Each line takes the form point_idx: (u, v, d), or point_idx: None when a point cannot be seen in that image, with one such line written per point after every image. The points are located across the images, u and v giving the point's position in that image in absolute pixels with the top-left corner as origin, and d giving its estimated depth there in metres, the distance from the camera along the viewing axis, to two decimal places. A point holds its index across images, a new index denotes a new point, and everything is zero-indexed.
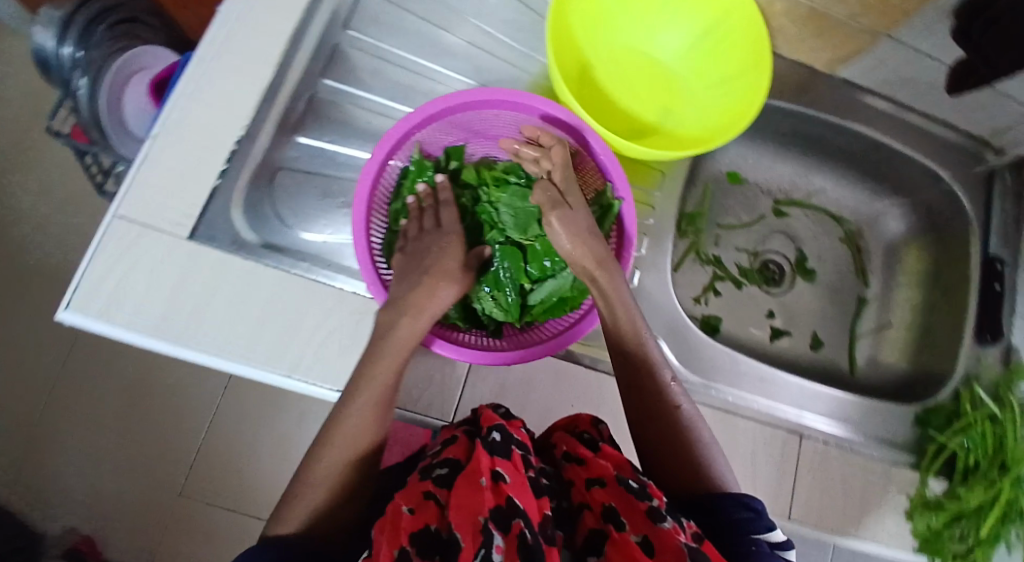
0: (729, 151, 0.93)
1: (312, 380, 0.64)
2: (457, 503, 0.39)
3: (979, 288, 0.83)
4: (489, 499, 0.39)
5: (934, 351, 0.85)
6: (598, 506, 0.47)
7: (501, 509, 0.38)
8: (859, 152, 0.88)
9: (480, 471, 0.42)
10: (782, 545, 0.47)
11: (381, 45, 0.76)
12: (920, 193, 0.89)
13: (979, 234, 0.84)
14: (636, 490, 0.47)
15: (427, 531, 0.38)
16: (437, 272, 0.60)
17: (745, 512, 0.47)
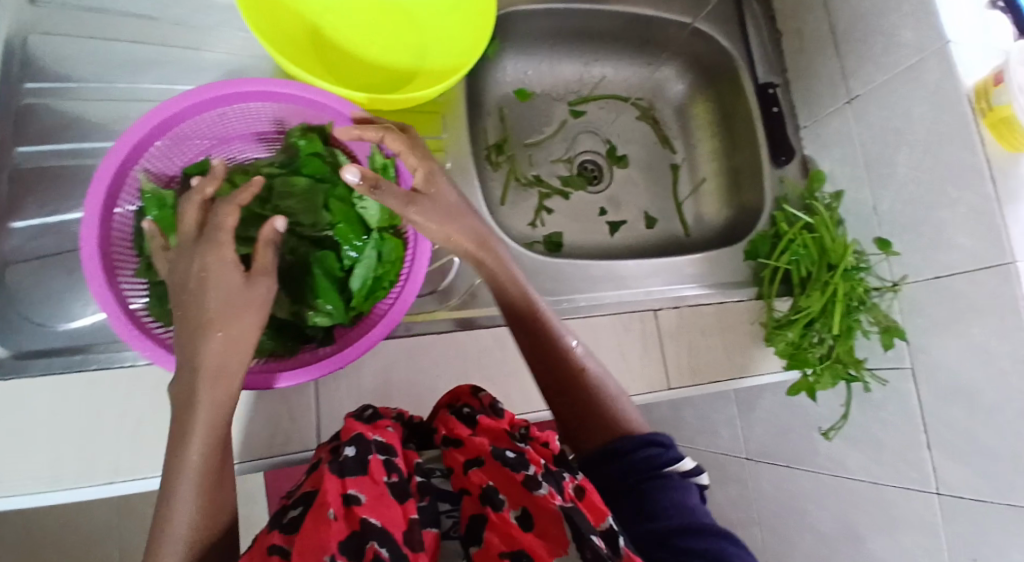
0: (508, 68, 0.89)
1: (142, 475, 0.53)
2: (299, 550, 0.33)
3: (762, 116, 0.88)
4: (338, 532, 0.34)
5: (746, 188, 0.90)
6: (477, 490, 0.41)
7: (356, 535, 0.34)
8: (624, 26, 0.88)
9: (326, 500, 0.35)
10: (693, 472, 0.48)
11: (74, 83, 0.65)
12: (687, 48, 0.92)
13: (745, 66, 0.88)
14: (513, 461, 0.42)
15: None
16: (215, 317, 0.44)
17: (654, 449, 0.47)
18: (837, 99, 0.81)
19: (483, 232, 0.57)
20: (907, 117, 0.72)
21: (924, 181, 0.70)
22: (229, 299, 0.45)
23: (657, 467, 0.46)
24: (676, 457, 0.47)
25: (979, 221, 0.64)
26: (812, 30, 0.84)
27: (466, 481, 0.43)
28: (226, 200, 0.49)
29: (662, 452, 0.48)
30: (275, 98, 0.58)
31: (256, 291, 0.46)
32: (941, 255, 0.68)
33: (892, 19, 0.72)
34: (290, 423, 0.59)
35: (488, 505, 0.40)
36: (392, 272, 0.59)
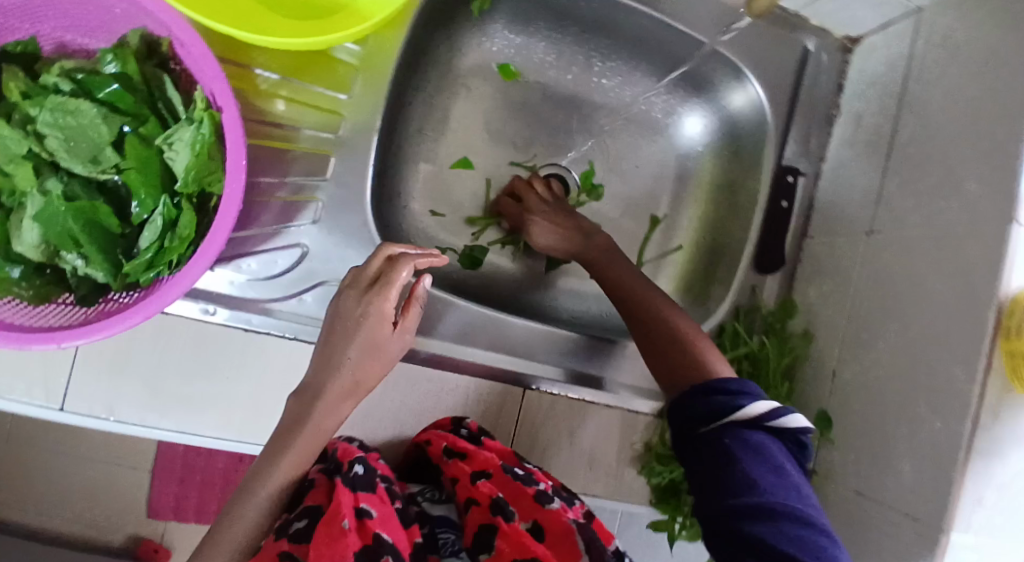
0: (497, 38, 0.72)
1: None
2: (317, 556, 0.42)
3: (766, 206, 0.70)
4: (353, 543, 0.42)
5: (712, 279, 0.73)
6: (486, 500, 0.52)
7: (370, 547, 0.43)
8: (651, 35, 0.69)
9: (341, 511, 0.44)
10: (772, 417, 0.45)
11: None
12: (721, 87, 0.72)
13: (775, 139, 0.70)
14: (523, 478, 0.54)
15: None
16: (365, 352, 0.46)
17: (721, 397, 0.45)
18: (859, 224, 0.63)
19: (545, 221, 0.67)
20: (920, 289, 0.54)
21: (899, 379, 0.54)
22: (364, 350, 0.46)
23: (726, 417, 0.45)
24: (750, 400, 0.45)
25: (932, 461, 0.49)
26: (873, 126, 0.64)
27: (472, 492, 0.53)
28: (397, 261, 0.48)
29: (729, 399, 0.45)
30: None
31: (395, 350, 0.47)
32: (878, 474, 0.54)
33: (962, 157, 0.53)
34: (43, 371, 0.52)
35: (500, 515, 0.50)
36: (179, 249, 0.48)
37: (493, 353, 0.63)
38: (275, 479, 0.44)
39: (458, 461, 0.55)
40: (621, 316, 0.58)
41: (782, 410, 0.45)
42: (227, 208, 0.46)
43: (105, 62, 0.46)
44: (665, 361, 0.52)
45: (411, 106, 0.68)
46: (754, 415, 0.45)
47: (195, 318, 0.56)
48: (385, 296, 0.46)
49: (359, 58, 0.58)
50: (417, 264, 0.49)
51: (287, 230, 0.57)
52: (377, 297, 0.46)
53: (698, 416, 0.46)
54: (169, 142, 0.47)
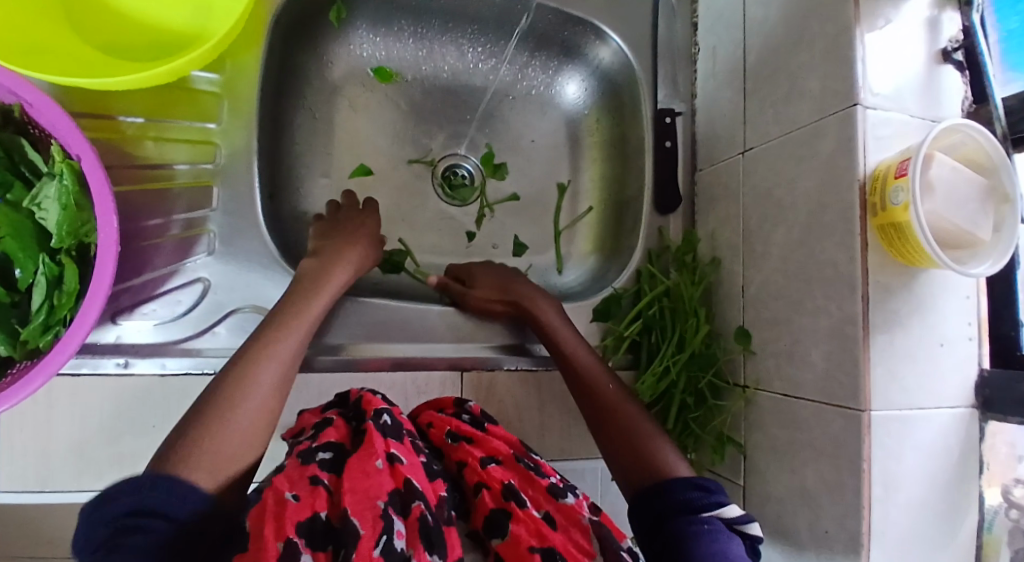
0: (365, 44, 0.74)
1: None
2: (351, 487, 0.42)
3: (652, 149, 0.73)
4: (389, 483, 0.42)
5: (621, 231, 0.76)
6: (499, 485, 0.48)
7: (399, 493, 0.42)
8: (509, 11, 0.72)
9: (375, 452, 0.44)
10: (739, 521, 0.44)
11: None
12: (588, 47, 0.75)
13: (647, 85, 0.73)
14: (536, 468, 0.51)
15: (316, 520, 0.40)
16: (355, 250, 0.62)
17: (693, 491, 0.45)
18: (735, 146, 0.66)
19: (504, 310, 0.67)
20: (793, 190, 0.57)
21: (794, 277, 0.57)
22: (356, 251, 0.62)
23: (699, 509, 0.44)
24: (721, 502, 0.45)
25: (836, 342, 0.51)
26: (727, 54, 0.68)
27: (485, 476, 0.49)
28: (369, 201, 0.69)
29: (703, 495, 0.45)
30: None
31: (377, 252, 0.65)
32: (795, 371, 0.56)
33: (799, 60, 0.57)
34: None
35: (513, 500, 0.46)
36: (68, 304, 0.48)
37: (417, 345, 0.66)
38: (261, 391, 0.46)
39: (468, 445, 0.53)
40: (584, 414, 0.57)
41: (746, 516, 0.45)
42: (104, 250, 0.47)
43: None
44: (621, 461, 0.52)
45: (292, 127, 0.70)
46: (725, 517, 0.44)
47: (111, 374, 0.56)
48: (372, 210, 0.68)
49: (220, 85, 0.59)
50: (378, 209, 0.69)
51: (183, 267, 0.58)
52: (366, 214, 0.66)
53: (666, 511, 0.46)
54: (37, 203, 0.48)
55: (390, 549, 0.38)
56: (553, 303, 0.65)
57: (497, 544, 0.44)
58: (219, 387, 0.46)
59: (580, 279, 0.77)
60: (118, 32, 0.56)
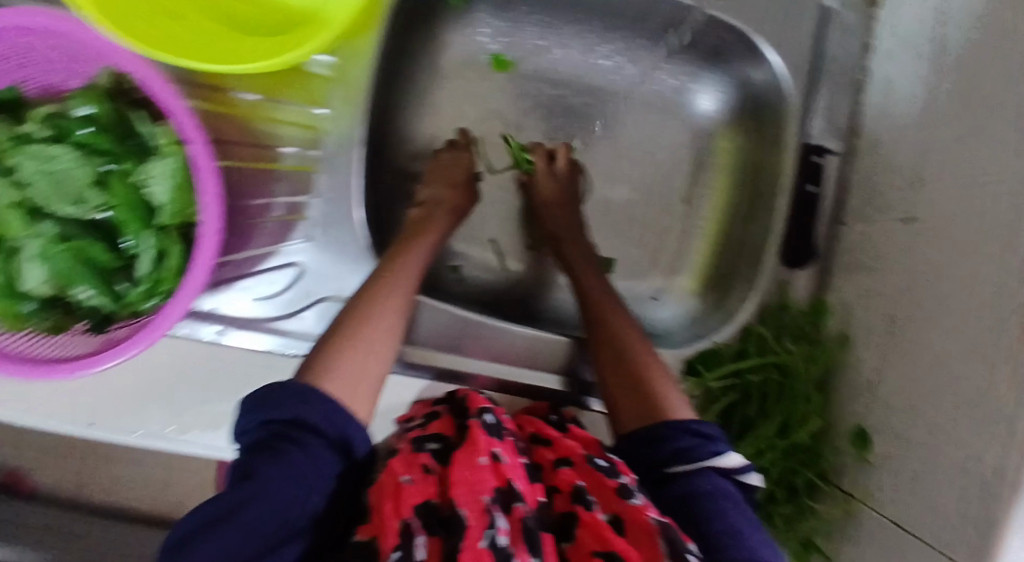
0: (484, 30, 0.69)
1: None
2: (457, 478, 0.42)
3: (791, 190, 0.62)
4: (491, 478, 0.42)
5: (735, 274, 0.67)
6: (568, 488, 0.44)
7: (502, 492, 0.41)
8: (649, 8, 0.63)
9: (478, 448, 0.44)
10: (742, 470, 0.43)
11: None
12: (735, 58, 0.65)
13: (798, 114, 0.62)
14: (606, 469, 0.44)
15: (428, 504, 0.41)
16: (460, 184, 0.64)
17: (686, 441, 0.43)
18: (896, 208, 0.55)
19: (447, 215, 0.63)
20: (962, 285, 0.46)
21: (941, 390, 0.47)
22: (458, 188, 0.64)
23: (690, 460, 0.42)
24: (717, 451, 0.43)
25: (973, 491, 0.42)
26: (910, 92, 0.56)
27: (557, 480, 0.46)
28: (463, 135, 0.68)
29: (701, 444, 0.43)
30: (77, 36, 0.46)
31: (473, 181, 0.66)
32: (913, 501, 0.47)
33: (1000, 127, 0.44)
34: (74, 393, 0.57)
35: (581, 504, 0.41)
36: (171, 278, 0.50)
37: (483, 362, 0.62)
38: (384, 310, 0.52)
39: (543, 448, 0.51)
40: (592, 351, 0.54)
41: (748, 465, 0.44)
42: (205, 237, 0.47)
43: (76, 105, 0.47)
44: (618, 398, 0.49)
45: (399, 111, 0.67)
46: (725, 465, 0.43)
47: (206, 341, 0.58)
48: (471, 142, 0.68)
49: (334, 69, 0.57)
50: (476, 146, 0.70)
51: (281, 250, 0.58)
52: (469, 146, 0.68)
53: (657, 460, 0.44)
54: (146, 176, 0.47)
55: (496, 544, 0.37)
56: (582, 245, 0.63)
57: (564, 550, 0.41)
58: (348, 309, 0.52)
59: (676, 319, 0.70)
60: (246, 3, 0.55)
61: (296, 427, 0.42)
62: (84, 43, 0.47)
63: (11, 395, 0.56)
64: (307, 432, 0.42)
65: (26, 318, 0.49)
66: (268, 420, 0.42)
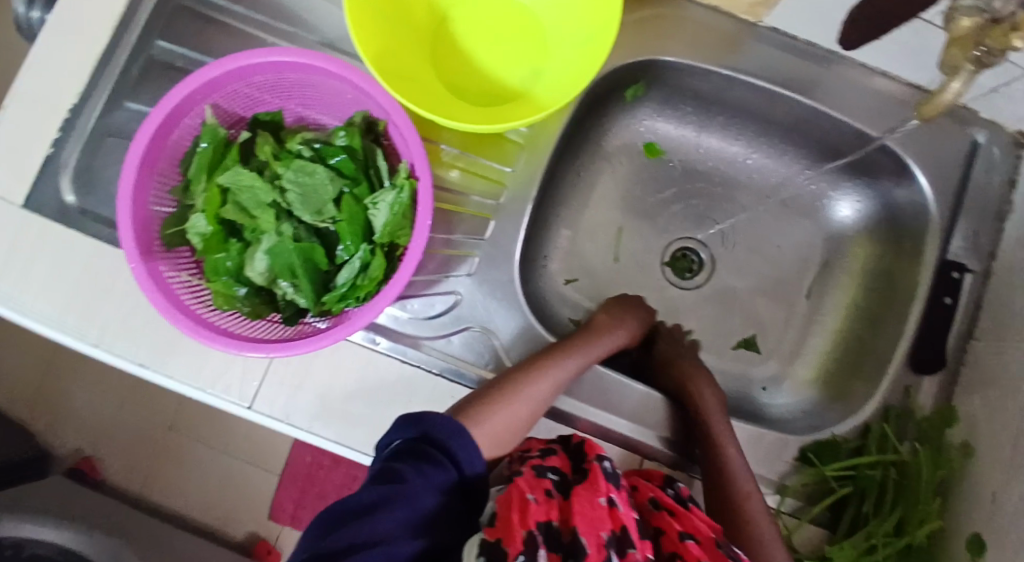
0: (645, 121, 0.78)
1: (119, 355, 0.62)
2: (580, 511, 0.45)
3: (925, 300, 0.66)
4: (609, 520, 0.45)
5: (855, 373, 0.69)
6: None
7: (617, 535, 0.45)
8: (804, 122, 0.70)
9: (601, 488, 0.47)
10: None
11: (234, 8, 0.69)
12: (879, 176, 0.71)
13: (939, 232, 0.66)
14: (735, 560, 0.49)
15: (549, 527, 0.44)
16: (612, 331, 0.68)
17: None
18: None
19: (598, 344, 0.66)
20: None
21: None
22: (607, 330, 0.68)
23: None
24: None
25: None
26: None
27: (680, 548, 0.49)
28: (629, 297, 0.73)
29: None
30: (351, 83, 0.57)
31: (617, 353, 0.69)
32: None
33: None
34: (241, 374, 0.64)
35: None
36: (369, 287, 0.57)
37: (596, 411, 0.65)
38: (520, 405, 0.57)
39: (666, 515, 0.53)
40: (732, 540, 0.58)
41: None
42: (411, 258, 0.54)
43: (338, 136, 0.58)
44: None
45: (562, 180, 0.76)
46: None
47: (362, 344, 0.65)
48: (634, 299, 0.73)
49: (525, 137, 0.68)
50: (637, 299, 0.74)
51: (446, 278, 0.66)
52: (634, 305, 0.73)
53: None
54: (375, 202, 0.57)
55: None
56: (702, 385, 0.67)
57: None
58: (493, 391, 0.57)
59: (789, 407, 0.72)
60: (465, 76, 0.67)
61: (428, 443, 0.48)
62: (352, 88, 0.58)
63: (190, 360, 0.63)
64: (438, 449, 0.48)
65: (236, 298, 0.59)
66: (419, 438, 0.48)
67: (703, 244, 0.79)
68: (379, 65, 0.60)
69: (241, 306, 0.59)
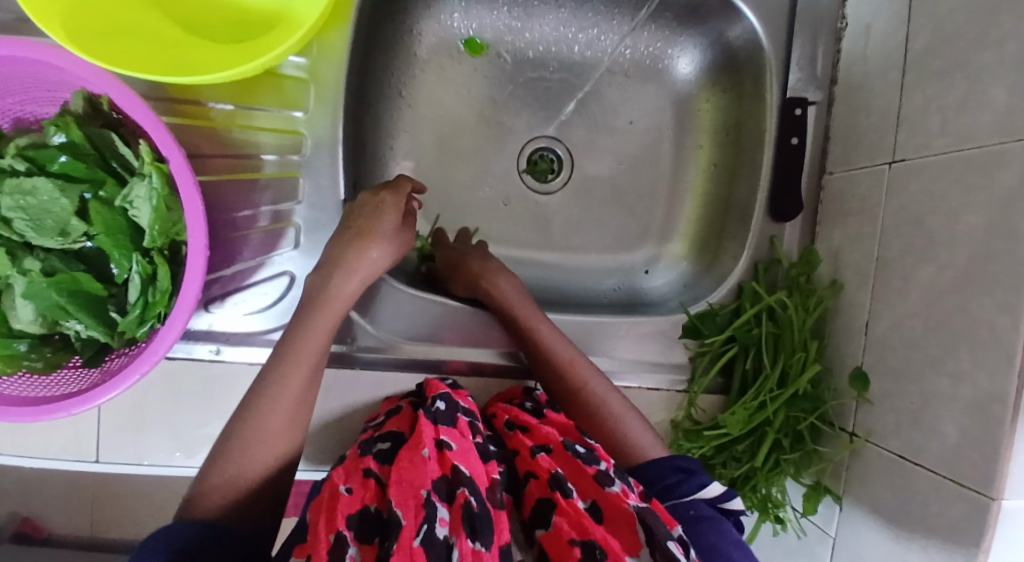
0: (455, 15, 0.68)
1: None
2: (398, 478, 0.42)
3: (774, 146, 0.63)
4: (432, 471, 0.43)
5: (724, 235, 0.68)
6: (546, 474, 0.46)
7: (446, 480, 0.42)
8: None
9: (422, 442, 0.46)
10: (719, 497, 0.49)
11: None
12: (711, 18, 0.65)
13: (776, 69, 0.62)
14: (585, 456, 0.48)
15: (368, 511, 0.42)
16: (364, 231, 0.53)
17: (672, 478, 0.49)
18: (880, 154, 0.56)
19: (367, 260, 0.52)
20: (952, 225, 0.47)
21: (936, 330, 0.48)
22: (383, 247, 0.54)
23: (680, 494, 0.49)
24: (699, 482, 0.49)
25: (977, 419, 0.44)
26: (884, 38, 0.56)
27: (533, 465, 0.48)
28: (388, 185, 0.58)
29: (683, 478, 0.49)
30: (52, 65, 0.45)
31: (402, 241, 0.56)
32: (920, 437, 0.49)
33: (981, 61, 0.45)
34: (73, 431, 0.57)
35: (558, 490, 0.44)
36: (162, 302, 0.48)
37: (471, 350, 0.63)
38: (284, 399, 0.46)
39: (521, 434, 0.53)
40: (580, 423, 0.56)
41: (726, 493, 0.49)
42: (194, 254, 0.46)
43: (50, 134, 0.47)
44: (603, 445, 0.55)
45: (380, 109, 0.67)
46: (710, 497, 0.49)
47: (205, 360, 0.57)
48: (400, 186, 0.58)
49: (308, 70, 0.57)
50: (413, 186, 0.59)
51: (269, 260, 0.57)
52: (375, 202, 0.55)
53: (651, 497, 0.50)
54: (127, 201, 0.47)
55: (432, 537, 0.38)
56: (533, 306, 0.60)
57: (541, 534, 0.42)
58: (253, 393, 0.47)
59: (670, 284, 0.71)
60: (206, 10, 0.54)
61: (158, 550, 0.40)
62: (56, 70, 0.46)
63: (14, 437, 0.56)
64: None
65: (21, 357, 0.49)
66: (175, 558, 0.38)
67: (558, 139, 0.72)
68: (74, 30, 0.47)
69: (28, 361, 0.49)
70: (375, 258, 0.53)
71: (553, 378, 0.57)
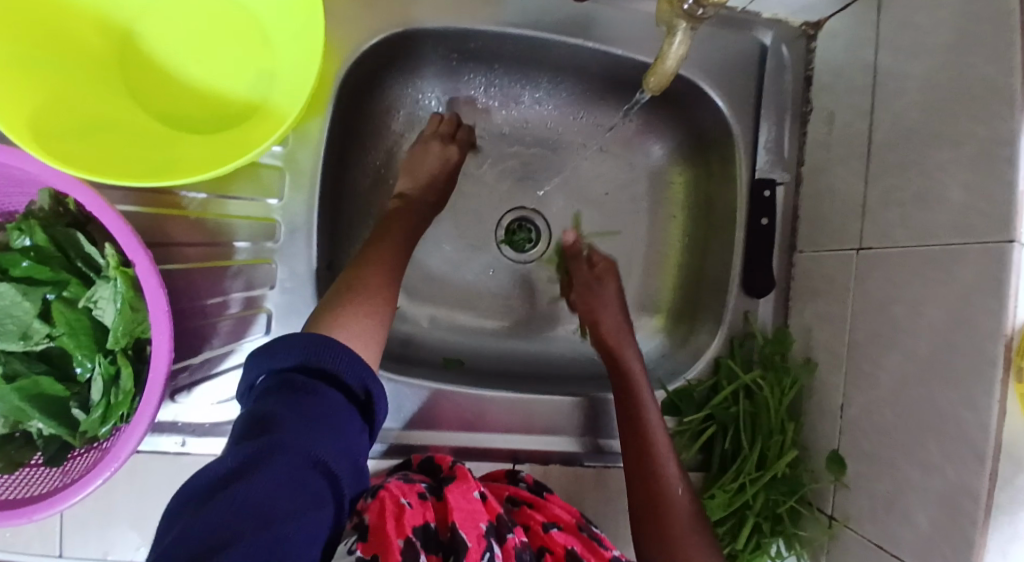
0: (432, 96, 0.69)
1: None
2: (456, 505, 0.44)
3: (745, 224, 0.65)
4: (486, 512, 0.45)
5: (699, 309, 0.69)
6: (562, 551, 0.48)
7: (495, 523, 0.45)
8: (590, 61, 0.64)
9: (473, 483, 0.47)
10: None
11: None
12: (681, 99, 0.67)
13: (744, 151, 0.64)
14: (597, 538, 0.49)
15: (427, 526, 0.42)
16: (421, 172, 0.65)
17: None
18: (846, 239, 0.57)
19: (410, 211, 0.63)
20: (916, 316, 0.48)
21: (905, 419, 0.49)
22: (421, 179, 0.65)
23: None
24: None
25: (947, 514, 0.44)
26: (846, 127, 0.58)
27: (547, 540, 0.49)
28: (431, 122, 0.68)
29: None
30: (19, 168, 0.45)
31: (443, 158, 0.67)
32: (893, 524, 0.49)
33: (936, 162, 0.47)
34: (37, 525, 0.55)
35: None
36: (125, 403, 0.47)
37: (457, 433, 0.62)
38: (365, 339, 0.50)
39: (528, 509, 0.53)
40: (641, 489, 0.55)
41: None
42: (158, 357, 0.45)
43: (15, 238, 0.46)
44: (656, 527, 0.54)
45: (356, 186, 0.67)
46: None
47: (172, 451, 0.56)
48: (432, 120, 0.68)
49: (284, 158, 0.57)
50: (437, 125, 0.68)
51: (239, 346, 0.57)
52: (436, 152, 0.66)
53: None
54: (93, 301, 0.47)
55: None
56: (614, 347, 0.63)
57: None
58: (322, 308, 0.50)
59: (648, 355, 0.71)
60: (180, 102, 0.54)
61: (300, 382, 0.42)
62: (24, 173, 0.45)
63: None
64: (322, 379, 0.43)
65: None
66: (304, 367, 0.43)
67: (535, 212, 0.73)
68: (39, 128, 0.46)
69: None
70: (430, 183, 0.65)
71: (631, 432, 0.57)
